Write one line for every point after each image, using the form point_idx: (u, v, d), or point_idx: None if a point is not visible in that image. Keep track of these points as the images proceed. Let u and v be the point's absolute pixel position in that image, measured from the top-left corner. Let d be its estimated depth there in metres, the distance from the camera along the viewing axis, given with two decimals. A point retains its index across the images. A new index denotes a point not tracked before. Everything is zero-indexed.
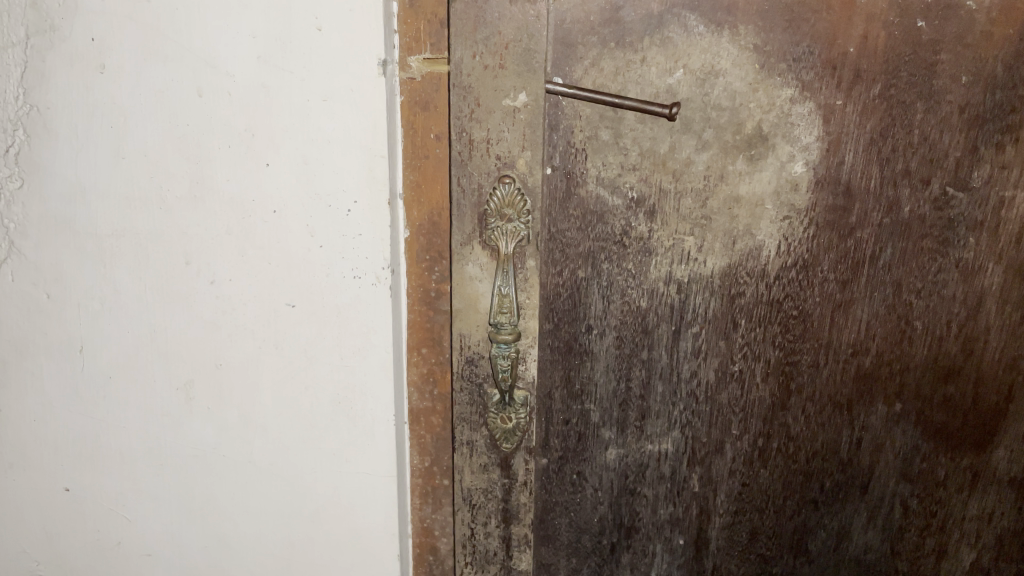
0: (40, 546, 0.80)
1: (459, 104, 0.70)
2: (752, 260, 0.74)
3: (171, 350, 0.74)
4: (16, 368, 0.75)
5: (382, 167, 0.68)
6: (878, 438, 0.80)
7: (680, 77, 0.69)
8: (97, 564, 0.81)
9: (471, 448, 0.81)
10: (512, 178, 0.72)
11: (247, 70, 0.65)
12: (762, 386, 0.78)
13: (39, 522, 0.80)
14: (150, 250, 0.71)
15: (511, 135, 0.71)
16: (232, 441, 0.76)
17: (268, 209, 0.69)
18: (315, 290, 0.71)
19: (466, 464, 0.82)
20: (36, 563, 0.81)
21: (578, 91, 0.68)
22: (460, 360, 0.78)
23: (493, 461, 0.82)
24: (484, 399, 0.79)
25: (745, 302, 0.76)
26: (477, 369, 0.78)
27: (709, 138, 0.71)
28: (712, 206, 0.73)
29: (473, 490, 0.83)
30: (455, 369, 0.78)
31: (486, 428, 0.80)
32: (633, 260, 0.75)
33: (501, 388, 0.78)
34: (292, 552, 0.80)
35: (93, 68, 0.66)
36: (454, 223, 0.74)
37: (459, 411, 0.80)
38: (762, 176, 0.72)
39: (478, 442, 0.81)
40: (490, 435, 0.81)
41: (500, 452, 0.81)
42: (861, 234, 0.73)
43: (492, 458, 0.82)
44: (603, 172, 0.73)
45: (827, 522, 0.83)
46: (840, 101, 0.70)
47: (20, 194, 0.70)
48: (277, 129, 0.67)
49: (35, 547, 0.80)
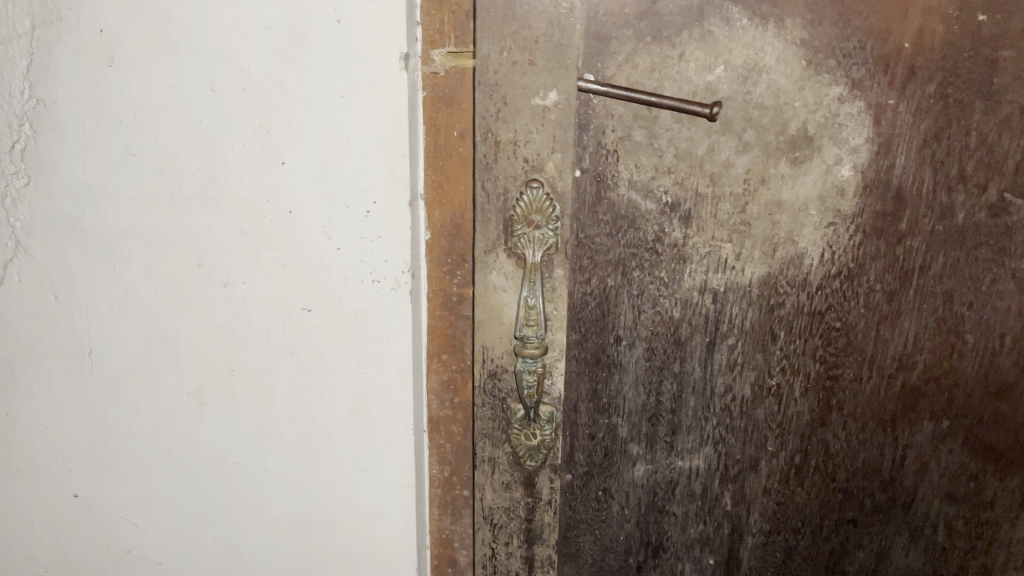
0: (49, 553, 0.78)
1: (485, 102, 0.67)
2: (794, 268, 0.70)
3: (184, 354, 0.71)
4: (22, 371, 0.72)
5: (403, 166, 0.65)
6: (923, 457, 0.75)
7: (720, 73, 0.65)
8: (107, 570, 0.79)
9: (493, 466, 0.79)
10: (540, 182, 0.69)
11: (262, 63, 0.62)
12: (799, 401, 0.75)
13: (47, 528, 0.78)
14: (161, 250, 0.68)
15: (540, 137, 0.67)
16: (245, 449, 0.74)
17: (283, 209, 0.66)
18: (332, 294, 0.68)
19: (488, 481, 0.79)
20: (44, 570, 0.79)
21: (611, 89, 0.65)
22: (482, 373, 0.75)
23: (516, 479, 0.79)
24: (507, 414, 0.76)
25: (784, 312, 0.72)
26: (501, 383, 0.75)
27: (751, 139, 0.67)
28: (752, 210, 0.69)
29: (494, 509, 0.80)
30: (477, 383, 0.75)
31: (509, 445, 0.78)
32: (666, 266, 0.71)
33: (527, 404, 0.75)
34: (306, 562, 0.77)
35: (101, 60, 0.63)
36: (478, 228, 0.70)
37: (481, 427, 0.77)
38: (806, 179, 0.68)
39: (500, 459, 0.78)
40: (513, 452, 0.78)
41: (524, 469, 0.79)
42: (911, 242, 0.69)
43: (515, 477, 0.79)
44: (636, 174, 0.69)
45: (867, 543, 0.79)
46: (892, 101, 0.65)
47: (26, 192, 0.67)
48: (294, 127, 0.64)
49: (44, 554, 0.79)
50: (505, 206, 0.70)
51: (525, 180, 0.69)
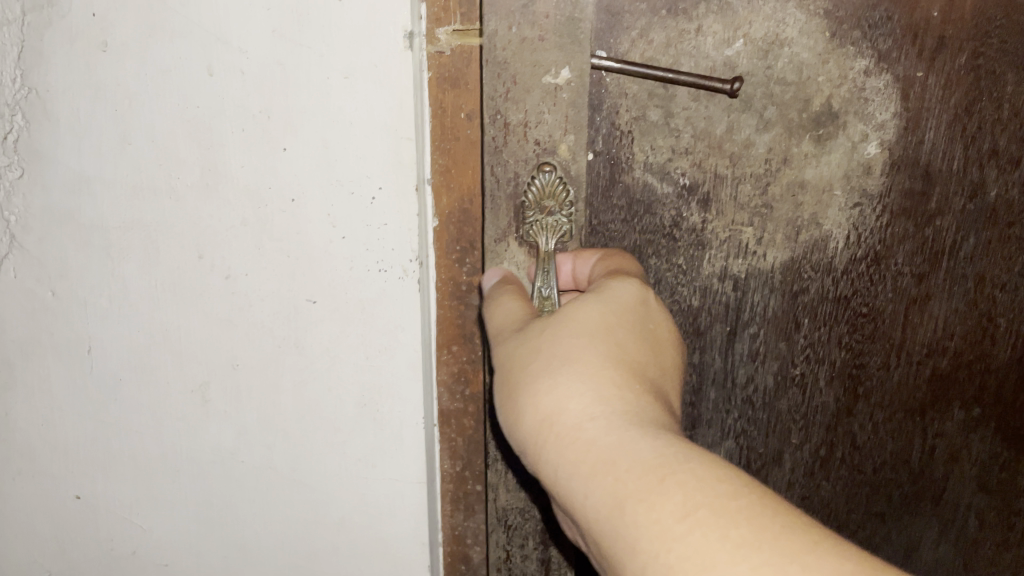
0: (50, 557, 0.78)
1: (493, 82, 0.63)
2: (818, 252, 0.69)
3: (187, 351, 0.69)
4: (20, 370, 0.71)
5: (410, 150, 0.62)
6: (953, 447, 0.76)
7: (740, 47, 0.62)
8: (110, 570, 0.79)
9: (506, 463, 0.78)
10: (553, 166, 0.66)
11: (262, 45, 0.59)
12: (825, 391, 0.74)
13: (50, 531, 0.77)
14: (159, 241, 0.66)
15: (552, 118, 0.64)
16: (252, 446, 0.73)
17: (285, 197, 0.64)
18: (337, 285, 0.66)
19: (500, 481, 0.78)
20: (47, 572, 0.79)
21: (628, 66, 0.62)
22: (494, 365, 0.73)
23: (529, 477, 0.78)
24: None
25: (808, 298, 0.70)
26: None
27: (773, 117, 0.64)
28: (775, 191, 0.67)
29: (507, 509, 0.79)
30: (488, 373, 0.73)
31: None
32: (684, 253, 0.69)
33: None
34: (315, 560, 0.78)
35: (95, 46, 0.60)
36: (487, 217, 0.67)
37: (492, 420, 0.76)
38: (831, 158, 0.65)
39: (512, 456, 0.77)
40: None
41: None
42: (941, 222, 0.68)
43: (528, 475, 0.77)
44: (652, 156, 0.66)
45: (897, 536, 0.79)
46: (921, 73, 0.63)
47: (21, 184, 0.65)
48: (296, 112, 0.61)
49: (47, 557, 0.78)
50: (516, 190, 0.67)
51: (535, 164, 0.66)
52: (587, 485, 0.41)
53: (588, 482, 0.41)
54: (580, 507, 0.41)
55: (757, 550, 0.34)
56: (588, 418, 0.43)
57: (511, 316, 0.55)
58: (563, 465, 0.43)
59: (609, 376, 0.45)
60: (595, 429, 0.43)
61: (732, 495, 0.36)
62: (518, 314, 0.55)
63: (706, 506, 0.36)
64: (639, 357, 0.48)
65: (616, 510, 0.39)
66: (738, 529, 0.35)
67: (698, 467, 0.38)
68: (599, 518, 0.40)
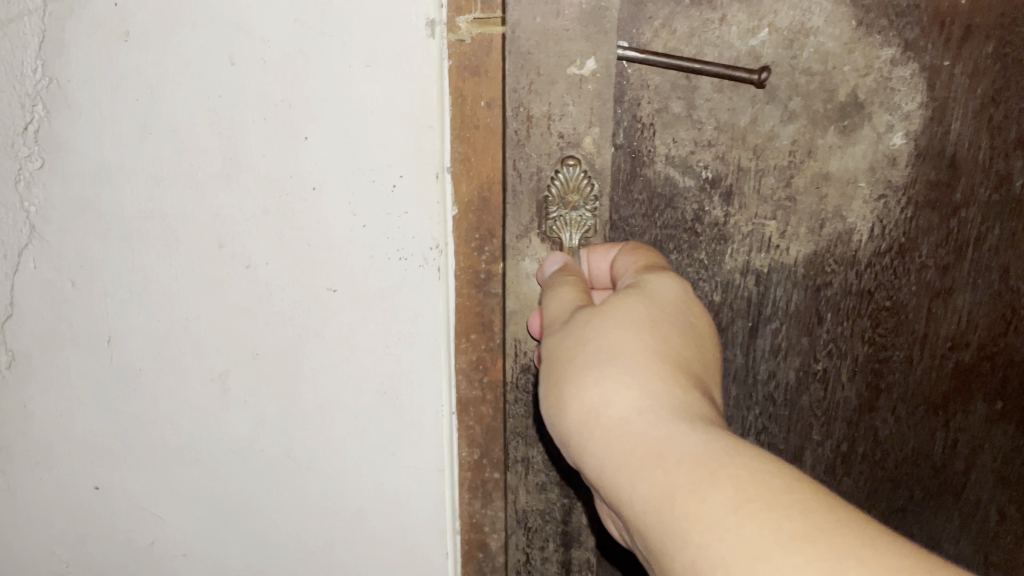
0: (69, 548, 0.80)
1: (518, 74, 0.64)
2: (841, 245, 0.68)
3: (208, 341, 0.70)
4: (40, 359, 0.72)
5: (430, 138, 0.62)
6: (975, 442, 0.76)
7: (765, 37, 0.62)
8: (130, 565, 0.81)
9: (526, 466, 0.81)
10: (578, 159, 0.67)
11: (284, 33, 0.59)
12: (847, 386, 0.74)
13: (66, 523, 0.79)
14: (179, 231, 0.66)
15: (577, 110, 0.65)
16: (270, 436, 0.73)
17: (307, 185, 0.64)
18: (358, 274, 0.66)
19: (521, 482, 0.82)
20: (64, 563, 0.81)
21: (653, 57, 0.62)
22: (515, 367, 0.76)
23: (550, 480, 0.81)
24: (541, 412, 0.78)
25: (831, 292, 0.70)
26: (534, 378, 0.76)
27: (797, 107, 0.64)
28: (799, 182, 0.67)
29: (528, 511, 0.83)
30: (510, 379, 0.76)
31: (541, 444, 0.80)
32: (706, 248, 0.70)
33: None
34: (333, 547, 0.78)
35: (116, 36, 0.60)
36: (510, 212, 0.69)
37: (514, 425, 0.79)
38: (856, 150, 0.65)
39: (534, 458, 0.81)
40: (546, 451, 0.80)
41: (558, 469, 0.80)
42: (966, 214, 0.67)
43: (549, 477, 0.81)
44: (673, 149, 0.67)
45: (917, 532, 0.79)
46: (947, 62, 0.62)
47: (41, 174, 0.65)
48: (317, 100, 0.61)
49: (64, 548, 0.80)
50: (539, 188, 0.68)
51: (560, 158, 0.67)
52: (635, 478, 0.41)
53: (636, 475, 0.41)
54: (627, 501, 0.41)
55: (812, 543, 0.33)
56: (636, 411, 0.43)
57: (556, 310, 0.55)
58: (610, 459, 0.43)
59: (656, 370, 0.45)
60: (643, 422, 0.43)
61: (786, 490, 0.36)
62: (564, 308, 0.55)
63: (757, 498, 0.36)
64: (686, 353, 0.48)
65: (664, 502, 0.38)
66: (790, 521, 0.34)
67: (749, 461, 0.38)
68: (646, 511, 0.39)
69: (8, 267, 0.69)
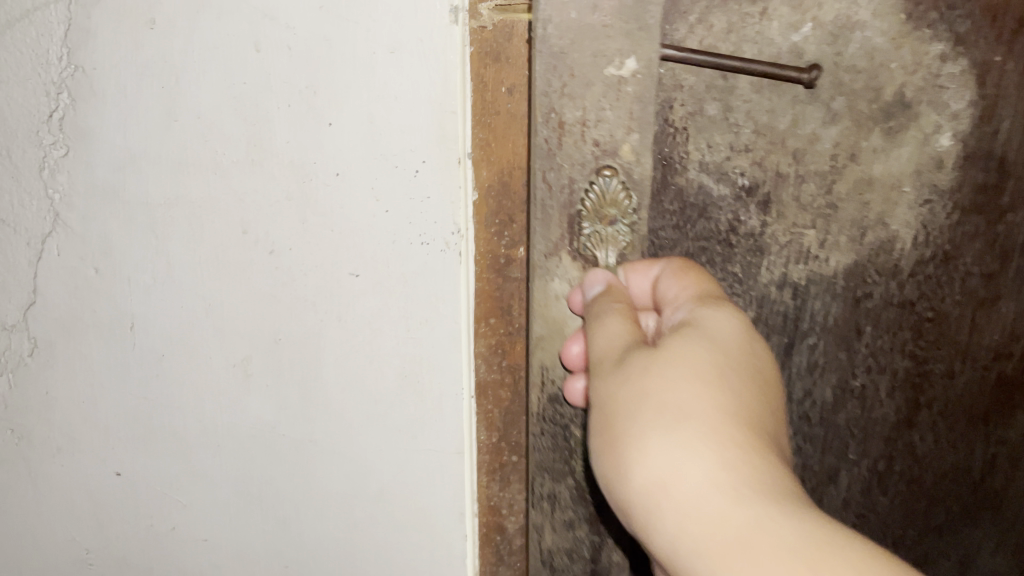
0: (88, 533, 0.81)
1: (548, 75, 0.59)
2: (883, 254, 0.69)
3: (231, 325, 0.71)
4: (63, 346, 0.72)
5: (453, 123, 0.63)
6: (1014, 451, 0.79)
7: (808, 31, 0.61)
8: (149, 550, 0.81)
9: (553, 503, 0.73)
10: (615, 169, 0.62)
11: (308, 20, 0.59)
12: (886, 403, 0.75)
13: (90, 509, 0.80)
14: (204, 219, 0.67)
15: (615, 114, 0.60)
16: (292, 422, 0.74)
17: (330, 170, 0.64)
18: (380, 259, 0.67)
19: (545, 521, 0.74)
20: (87, 551, 0.82)
21: (698, 57, 0.59)
22: (541, 395, 0.71)
23: (580, 517, 0.73)
24: (568, 442, 0.71)
25: (871, 305, 0.71)
26: (561, 409, 0.70)
27: (841, 108, 0.63)
28: (842, 191, 0.67)
29: (554, 551, 0.75)
30: (536, 408, 0.71)
31: (571, 478, 0.72)
32: (740, 260, 0.69)
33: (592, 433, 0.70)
34: (353, 530, 0.79)
35: (141, 24, 0.60)
36: (539, 226, 0.64)
37: (540, 457, 0.72)
38: (900, 152, 0.65)
39: (561, 494, 0.73)
40: (576, 485, 0.72)
41: (589, 505, 0.73)
42: (1011, 221, 0.69)
43: (579, 514, 0.73)
44: (708, 155, 0.65)
45: (952, 546, 0.82)
46: (997, 57, 0.63)
47: (65, 161, 0.65)
48: (340, 86, 0.61)
49: (86, 536, 0.81)
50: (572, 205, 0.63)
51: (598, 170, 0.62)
52: (720, 564, 0.41)
53: (722, 561, 0.41)
54: None
55: None
56: (712, 487, 0.43)
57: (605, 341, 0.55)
58: (688, 538, 0.43)
59: (727, 434, 0.45)
60: (722, 502, 0.43)
61: None
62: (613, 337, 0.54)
63: None
64: (753, 404, 0.47)
65: None
66: None
67: (845, 552, 0.39)
68: None
69: (31, 254, 0.69)
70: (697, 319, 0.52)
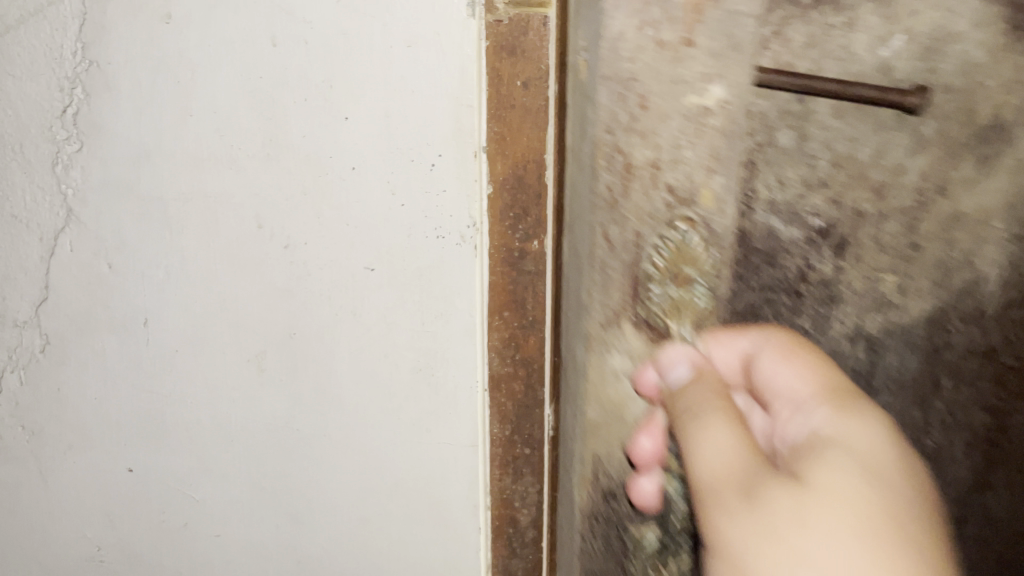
0: (103, 532, 0.78)
1: (618, 108, 0.62)
2: (969, 298, 0.63)
3: (240, 318, 0.67)
4: (74, 343, 0.69)
5: (470, 116, 0.58)
6: None
7: (897, 46, 0.58)
8: (161, 545, 0.78)
9: None
10: (694, 219, 0.65)
11: (324, 10, 0.55)
12: (988, 472, 0.67)
13: (101, 506, 0.77)
14: (219, 214, 0.62)
15: (693, 155, 0.63)
16: (304, 415, 0.71)
17: (345, 165, 0.60)
18: (395, 251, 0.63)
19: None
20: (98, 548, 0.79)
21: (777, 76, 0.59)
22: (588, 497, 0.76)
23: None
24: (618, 543, 0.76)
25: (951, 355, 0.65)
26: (616, 503, 0.76)
27: (933, 134, 0.60)
28: (925, 228, 0.63)
29: None
30: (583, 509, 0.76)
31: None
32: (808, 311, 0.67)
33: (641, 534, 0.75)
34: (368, 525, 0.77)
35: (157, 17, 0.56)
36: (603, 290, 0.68)
37: (590, 563, 0.78)
38: (992, 180, 0.60)
39: None
40: None
41: None
42: None
43: None
44: (780, 192, 0.65)
45: None
46: None
47: (79, 157, 0.61)
48: (358, 79, 0.57)
49: (96, 532, 0.78)
50: (637, 243, 0.66)
51: (666, 208, 0.65)
52: None
53: None
54: None
55: None
56: None
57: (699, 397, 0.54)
58: None
59: None
60: None
61: None
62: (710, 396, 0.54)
63: None
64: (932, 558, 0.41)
65: None
66: None
67: None
68: None
69: (43, 250, 0.65)
70: (835, 433, 0.48)
